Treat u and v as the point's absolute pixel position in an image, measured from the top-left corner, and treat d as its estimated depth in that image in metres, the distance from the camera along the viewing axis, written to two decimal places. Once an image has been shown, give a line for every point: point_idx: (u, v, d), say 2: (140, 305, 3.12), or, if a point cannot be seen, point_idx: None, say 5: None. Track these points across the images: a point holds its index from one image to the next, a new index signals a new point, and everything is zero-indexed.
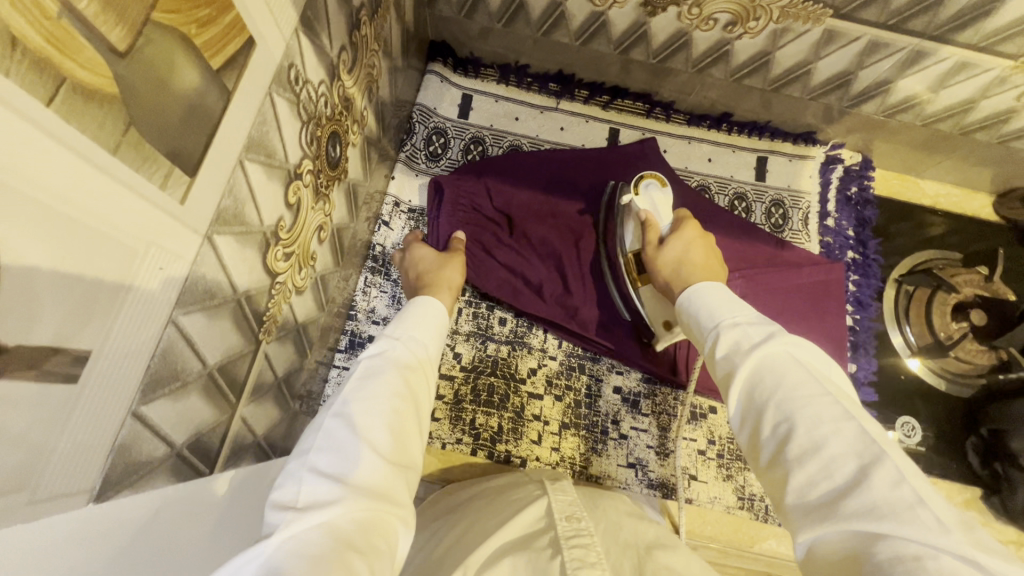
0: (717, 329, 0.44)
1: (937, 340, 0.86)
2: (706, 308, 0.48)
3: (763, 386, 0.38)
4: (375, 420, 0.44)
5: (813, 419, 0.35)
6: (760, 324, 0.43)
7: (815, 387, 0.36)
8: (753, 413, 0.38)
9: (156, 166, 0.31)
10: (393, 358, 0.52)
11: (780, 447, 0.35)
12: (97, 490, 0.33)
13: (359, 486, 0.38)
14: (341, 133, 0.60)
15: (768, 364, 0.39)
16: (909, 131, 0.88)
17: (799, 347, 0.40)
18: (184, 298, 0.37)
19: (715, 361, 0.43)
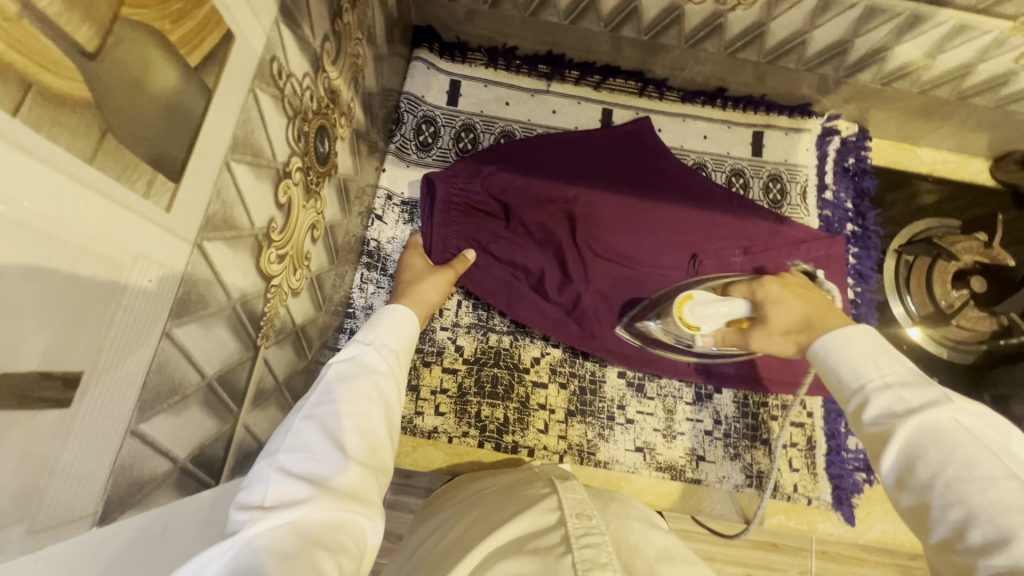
0: (865, 391, 0.41)
1: (938, 310, 0.85)
2: (846, 359, 0.44)
3: (928, 459, 0.36)
4: (344, 421, 0.45)
5: (997, 507, 0.32)
6: (917, 386, 0.40)
7: (996, 467, 0.34)
8: (916, 486, 0.36)
9: (138, 173, 0.30)
10: (367, 360, 0.52)
11: (956, 531, 0.33)
12: (101, 512, 0.32)
13: (327, 485, 0.41)
14: (328, 127, 0.58)
15: (931, 433, 0.37)
16: (906, 99, 0.86)
17: (968, 416, 0.37)
18: (179, 309, 0.36)
19: (862, 424, 0.41)
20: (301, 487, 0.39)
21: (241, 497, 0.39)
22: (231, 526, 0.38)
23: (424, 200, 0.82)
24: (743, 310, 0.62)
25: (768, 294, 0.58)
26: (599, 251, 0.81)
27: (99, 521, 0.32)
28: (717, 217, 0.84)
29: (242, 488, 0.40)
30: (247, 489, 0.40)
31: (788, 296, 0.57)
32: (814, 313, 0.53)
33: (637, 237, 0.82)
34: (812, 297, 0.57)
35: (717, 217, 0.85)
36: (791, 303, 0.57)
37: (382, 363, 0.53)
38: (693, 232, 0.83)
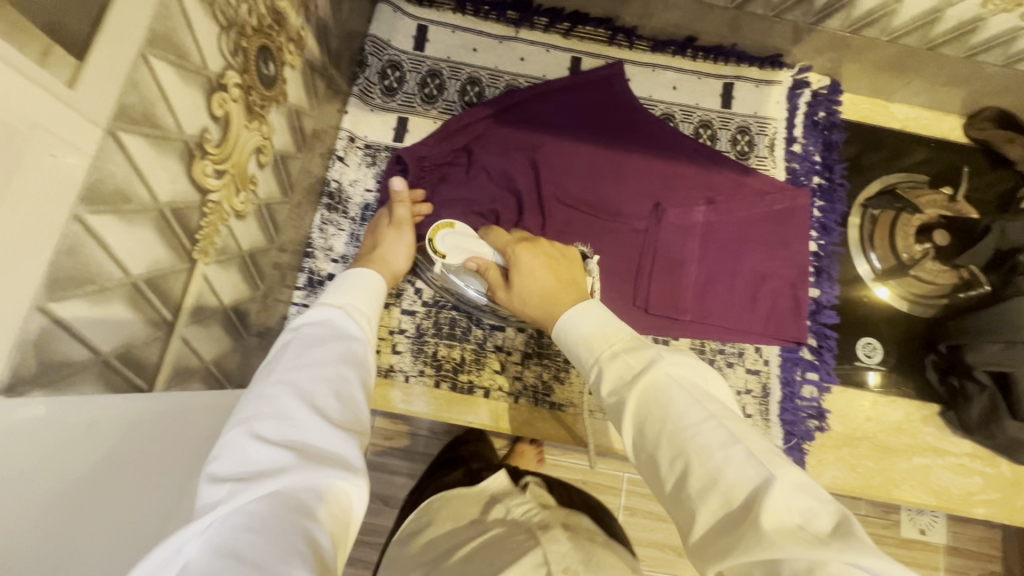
0: (598, 363, 0.49)
1: (900, 262, 0.86)
2: (581, 340, 0.52)
3: (652, 419, 0.44)
4: (316, 388, 0.48)
5: (703, 449, 0.40)
6: (638, 350, 0.49)
7: (697, 413, 0.42)
8: (649, 446, 0.44)
9: (29, 38, 0.30)
10: (335, 327, 0.55)
11: (681, 476, 0.41)
12: (7, 383, 0.33)
13: (306, 451, 0.44)
14: (273, 50, 0.57)
15: (656, 394, 0.45)
16: (876, 49, 0.85)
17: (678, 369, 0.46)
18: (91, 195, 0.36)
19: (604, 395, 0.48)
20: (278, 457, 0.42)
21: (217, 464, 0.42)
22: (205, 495, 0.41)
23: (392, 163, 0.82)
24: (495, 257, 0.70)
25: (519, 262, 0.65)
26: (562, 196, 0.84)
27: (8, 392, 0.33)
28: (679, 172, 0.86)
29: (218, 454, 0.43)
30: (223, 458, 0.43)
31: (539, 267, 0.65)
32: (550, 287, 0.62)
33: (598, 185, 0.85)
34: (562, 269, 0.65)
35: (681, 172, 0.86)
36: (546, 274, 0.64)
37: (349, 331, 0.55)
38: (655, 181, 0.85)
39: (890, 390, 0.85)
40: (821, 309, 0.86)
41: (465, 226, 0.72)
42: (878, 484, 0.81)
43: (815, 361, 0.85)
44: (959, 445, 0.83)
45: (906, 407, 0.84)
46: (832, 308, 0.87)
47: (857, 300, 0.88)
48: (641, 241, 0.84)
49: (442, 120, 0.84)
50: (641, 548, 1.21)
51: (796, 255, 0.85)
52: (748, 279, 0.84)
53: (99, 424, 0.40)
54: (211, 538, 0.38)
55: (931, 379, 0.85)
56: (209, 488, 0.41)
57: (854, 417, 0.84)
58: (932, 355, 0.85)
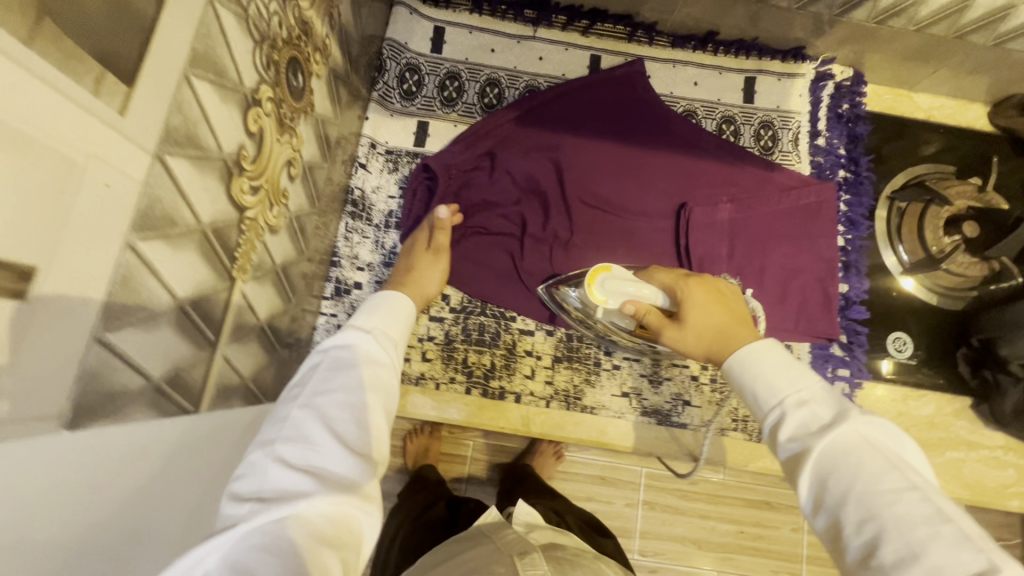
0: (780, 408, 0.47)
1: (929, 255, 0.84)
2: (757, 379, 0.50)
3: (840, 476, 0.42)
4: (340, 414, 0.48)
5: (904, 519, 0.38)
6: (827, 403, 0.46)
7: (898, 481, 0.40)
8: (830, 508, 0.42)
9: (84, 68, 0.29)
10: (364, 349, 0.55)
11: (870, 550, 0.39)
12: (70, 418, 0.33)
13: (325, 478, 0.45)
14: (301, 60, 0.56)
15: (841, 448, 0.43)
16: (902, 39, 0.83)
17: (868, 428, 0.44)
18: (141, 222, 0.36)
19: (780, 442, 0.46)
20: (298, 482, 0.44)
21: (238, 485, 0.44)
22: (226, 514, 0.43)
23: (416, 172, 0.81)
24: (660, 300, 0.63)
25: (688, 295, 0.62)
26: (587, 197, 0.83)
27: (70, 425, 0.33)
28: (705, 171, 0.85)
29: (240, 474, 0.44)
30: (245, 478, 0.44)
31: (709, 303, 0.61)
32: (729, 325, 0.59)
33: (623, 184, 0.84)
34: (729, 305, 0.62)
35: (708, 170, 0.85)
36: (712, 308, 0.61)
37: (377, 354, 0.55)
38: (679, 179, 0.84)
39: (922, 384, 0.84)
40: (851, 304, 0.85)
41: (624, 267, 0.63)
42: None
43: (847, 356, 0.84)
44: (992, 437, 0.83)
45: (938, 401, 0.84)
46: (861, 303, 0.86)
47: (885, 294, 0.88)
48: (667, 240, 0.83)
49: (465, 129, 0.83)
50: (662, 542, 1.21)
51: (823, 251, 0.84)
52: (777, 277, 0.83)
53: (140, 448, 0.39)
54: (228, 553, 0.38)
55: (962, 372, 0.84)
56: (230, 505, 0.43)
57: (886, 412, 0.83)
58: (963, 348, 0.84)
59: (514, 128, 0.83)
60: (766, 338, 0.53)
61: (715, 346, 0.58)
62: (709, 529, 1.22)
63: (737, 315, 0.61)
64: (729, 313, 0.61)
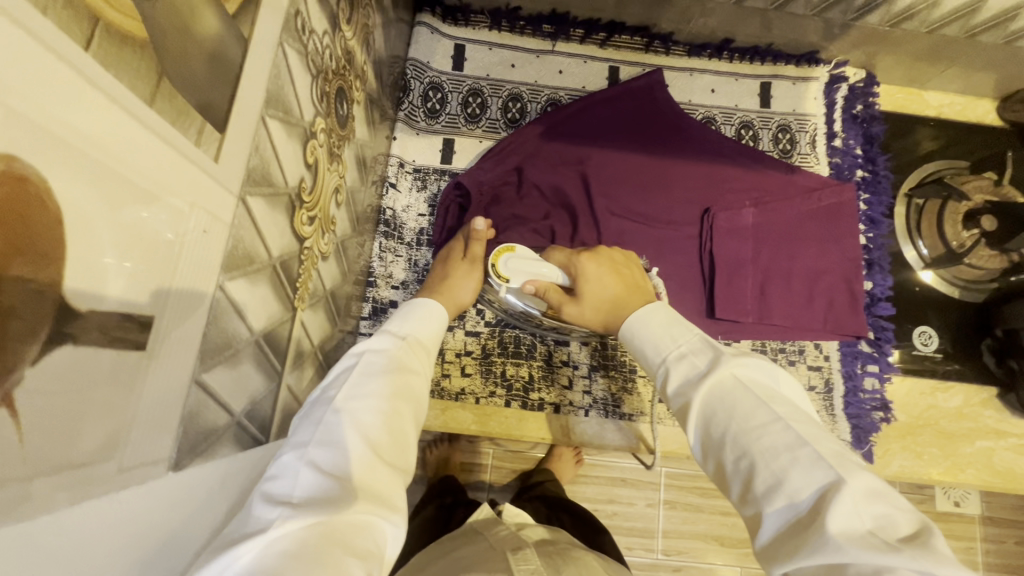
0: (665, 364, 0.49)
1: (949, 250, 0.87)
2: (648, 340, 0.53)
3: (719, 420, 0.43)
4: (374, 420, 0.46)
5: (768, 450, 0.39)
6: (701, 352, 0.48)
7: (765, 415, 0.41)
8: (714, 450, 0.43)
9: (190, 121, 0.30)
10: (395, 357, 0.53)
11: (746, 484, 0.40)
12: (175, 459, 0.33)
13: (357, 484, 0.41)
14: (346, 89, 0.57)
15: (720, 393, 0.44)
16: (914, 41, 0.86)
17: (743, 369, 0.44)
18: (228, 263, 0.37)
19: (669, 396, 0.48)
20: (331, 486, 0.39)
21: (266, 488, 0.39)
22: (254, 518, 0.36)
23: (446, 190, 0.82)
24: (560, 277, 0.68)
25: (583, 269, 0.65)
26: (614, 207, 0.84)
27: (175, 466, 0.33)
28: (728, 177, 0.86)
29: (268, 478, 0.40)
30: (275, 482, 0.39)
31: (604, 274, 0.65)
32: (622, 294, 0.61)
33: (649, 194, 0.85)
34: (626, 275, 0.65)
35: (731, 176, 0.87)
36: (609, 281, 0.64)
37: (409, 364, 0.54)
38: (703, 185, 0.86)
39: (948, 375, 0.86)
40: (877, 301, 0.87)
41: (526, 248, 0.70)
42: (945, 469, 0.82)
43: (875, 353, 0.86)
44: (1019, 425, 0.85)
45: (965, 391, 0.86)
46: (886, 300, 0.88)
47: (908, 289, 0.89)
48: (695, 247, 0.85)
49: (491, 146, 0.84)
50: (686, 541, 1.23)
51: (848, 250, 0.86)
52: (804, 278, 0.85)
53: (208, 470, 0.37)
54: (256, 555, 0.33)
55: (989, 363, 0.86)
56: (259, 507, 0.37)
57: (915, 406, 0.85)
58: (988, 339, 0.86)
59: (539, 142, 0.84)
60: (654, 301, 0.56)
61: (612, 316, 0.61)
62: (731, 526, 1.24)
63: (634, 283, 0.64)
64: (626, 283, 0.64)
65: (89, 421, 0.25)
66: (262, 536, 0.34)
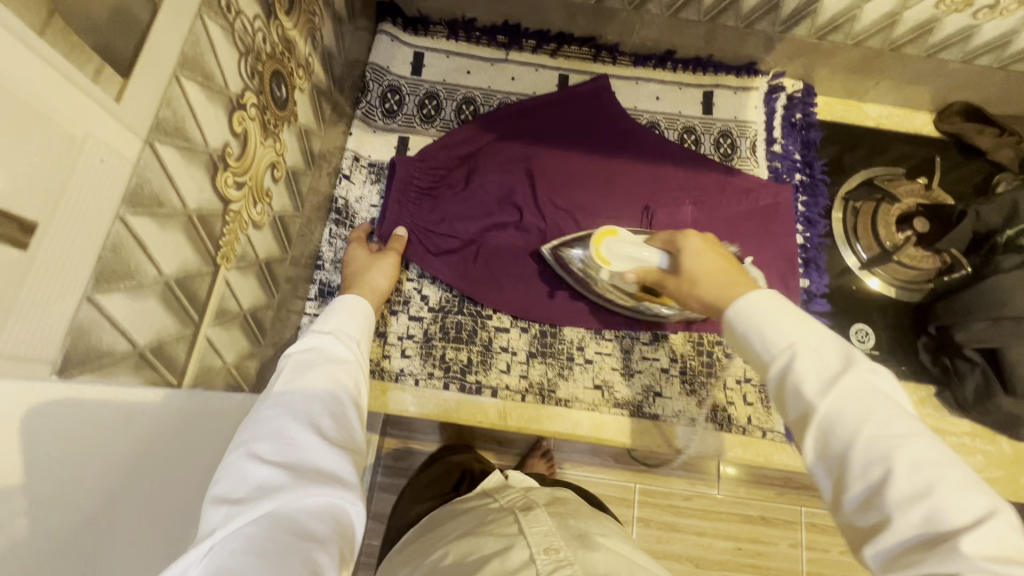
0: (791, 351, 0.44)
1: (884, 250, 0.89)
2: (767, 325, 0.47)
3: (849, 421, 0.40)
4: (312, 408, 0.50)
5: (915, 463, 0.37)
6: (833, 346, 0.44)
7: (909, 427, 0.39)
8: (836, 451, 0.40)
9: (86, 58, 0.34)
10: (327, 352, 0.57)
11: (877, 491, 0.38)
12: (60, 367, 0.36)
13: (304, 468, 0.45)
14: (285, 74, 0.63)
15: (857, 397, 0.41)
16: (844, 52, 0.91)
17: (878, 376, 0.42)
18: (132, 199, 0.41)
19: (791, 386, 0.43)
20: (277, 476, 0.44)
21: (215, 490, 0.43)
22: (205, 518, 0.42)
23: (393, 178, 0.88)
24: (658, 258, 0.67)
25: (686, 244, 0.63)
26: (558, 202, 0.88)
27: (60, 374, 0.37)
28: (667, 176, 0.92)
29: (216, 480, 0.44)
30: (221, 482, 0.44)
31: (707, 252, 0.62)
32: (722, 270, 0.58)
33: (591, 191, 0.90)
34: (725, 254, 0.62)
35: (670, 175, 0.92)
36: (709, 254, 0.61)
37: (341, 355, 0.57)
38: (642, 185, 0.91)
39: None
40: (813, 298, 0.89)
41: (628, 233, 0.72)
42: None
43: None
44: (958, 424, 0.85)
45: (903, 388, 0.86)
46: (823, 297, 0.91)
47: (847, 289, 0.91)
48: None
49: (437, 141, 0.90)
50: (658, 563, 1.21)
51: (784, 248, 0.89)
52: None
53: (138, 425, 0.43)
54: (210, 564, 0.38)
55: (924, 360, 0.87)
56: (211, 508, 0.42)
57: None
58: (923, 337, 0.87)
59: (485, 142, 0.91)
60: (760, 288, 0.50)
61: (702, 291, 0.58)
62: (704, 544, 1.22)
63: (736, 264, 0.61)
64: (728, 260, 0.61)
65: None
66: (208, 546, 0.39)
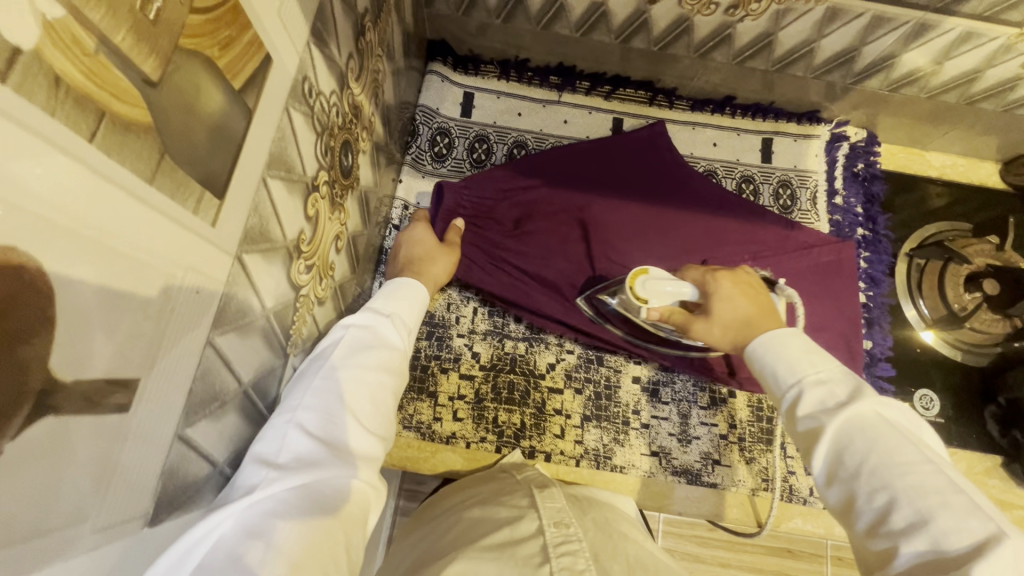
0: (799, 386, 0.48)
1: (951, 312, 0.86)
2: (782, 358, 0.51)
3: (855, 449, 0.43)
4: (358, 391, 0.50)
5: (916, 489, 0.39)
6: (841, 382, 0.47)
7: (914, 455, 0.41)
8: (843, 478, 0.43)
9: (189, 191, 0.31)
10: (381, 333, 0.56)
11: (881, 516, 0.40)
12: (150, 515, 0.34)
13: (340, 451, 0.45)
14: (352, 141, 0.60)
15: (858, 425, 0.44)
16: (915, 104, 0.87)
17: (888, 409, 0.44)
18: (221, 320, 0.38)
19: (800, 416, 0.47)
20: (315, 451, 0.44)
21: (257, 449, 0.43)
22: (242, 475, 0.41)
23: (439, 217, 0.83)
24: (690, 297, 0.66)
25: (716, 287, 0.64)
26: (612, 254, 0.85)
27: (150, 522, 0.34)
28: (727, 226, 0.87)
29: (258, 439, 0.44)
30: (265, 442, 0.43)
31: (737, 296, 0.62)
32: (756, 317, 0.59)
33: (647, 243, 0.86)
34: (759, 297, 0.62)
35: (728, 227, 0.87)
36: (739, 300, 0.62)
37: (394, 340, 0.56)
38: (701, 237, 0.87)
39: (951, 442, 0.83)
40: (876, 362, 0.86)
41: (662, 270, 0.68)
42: None
43: None
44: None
45: (968, 459, 0.83)
46: (885, 360, 0.87)
47: (909, 349, 0.88)
48: None
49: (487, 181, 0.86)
50: None
51: (846, 308, 0.86)
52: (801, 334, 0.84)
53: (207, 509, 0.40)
54: (241, 524, 0.37)
55: (992, 432, 0.84)
56: (250, 467, 0.42)
57: None
58: (990, 407, 0.84)
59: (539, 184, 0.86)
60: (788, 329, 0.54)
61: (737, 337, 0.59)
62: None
63: (766, 307, 0.61)
64: (758, 304, 0.61)
65: (68, 481, 0.26)
66: (248, 497, 0.39)
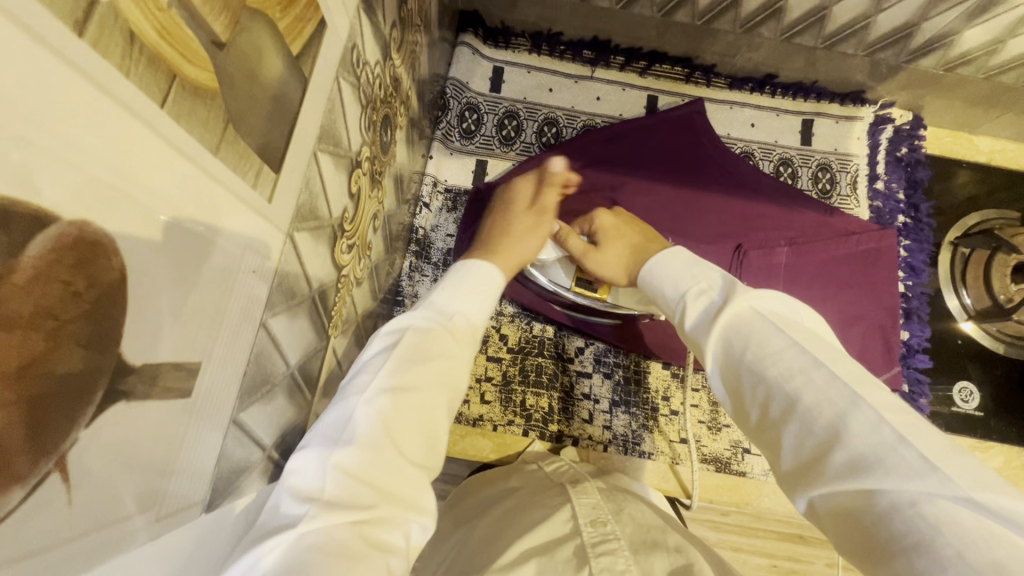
0: (683, 300, 0.48)
1: (996, 305, 0.84)
2: (668, 279, 0.51)
3: (734, 347, 0.41)
4: (410, 409, 0.40)
5: (786, 375, 0.37)
6: (717, 287, 0.47)
7: (782, 342, 0.38)
8: (729, 380, 0.41)
9: (250, 165, 0.29)
10: (438, 336, 0.47)
11: (764, 410, 0.38)
12: (207, 501, 0.32)
13: (385, 481, 0.36)
14: (391, 115, 0.57)
15: (735, 325, 0.42)
16: (968, 86, 0.84)
17: (760, 299, 0.42)
18: (273, 301, 0.36)
19: (686, 327, 0.46)
20: (355, 482, 0.35)
21: (288, 481, 0.35)
22: (270, 512, 0.33)
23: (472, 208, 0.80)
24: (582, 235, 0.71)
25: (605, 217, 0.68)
26: None
27: (206, 507, 0.32)
28: (762, 208, 0.84)
29: (291, 469, 0.36)
30: (299, 473, 0.35)
31: (626, 225, 0.66)
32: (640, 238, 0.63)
33: (681, 226, 0.83)
34: (645, 226, 0.67)
35: (764, 208, 0.84)
36: (629, 227, 0.66)
37: (456, 344, 0.48)
38: (736, 219, 0.84)
39: (989, 435, 0.82)
40: (912, 353, 0.84)
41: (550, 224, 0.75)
42: None
43: (909, 407, 0.82)
44: None
45: (1006, 452, 0.82)
46: (922, 351, 0.85)
47: (949, 341, 0.86)
48: (724, 279, 0.81)
49: (520, 165, 0.84)
50: None
51: (885, 298, 0.83)
52: (836, 322, 0.82)
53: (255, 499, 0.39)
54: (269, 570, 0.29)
55: None
56: (281, 502, 0.34)
57: None
58: None
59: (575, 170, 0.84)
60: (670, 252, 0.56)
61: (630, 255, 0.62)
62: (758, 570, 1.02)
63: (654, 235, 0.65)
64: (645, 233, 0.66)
65: (135, 468, 0.25)
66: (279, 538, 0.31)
